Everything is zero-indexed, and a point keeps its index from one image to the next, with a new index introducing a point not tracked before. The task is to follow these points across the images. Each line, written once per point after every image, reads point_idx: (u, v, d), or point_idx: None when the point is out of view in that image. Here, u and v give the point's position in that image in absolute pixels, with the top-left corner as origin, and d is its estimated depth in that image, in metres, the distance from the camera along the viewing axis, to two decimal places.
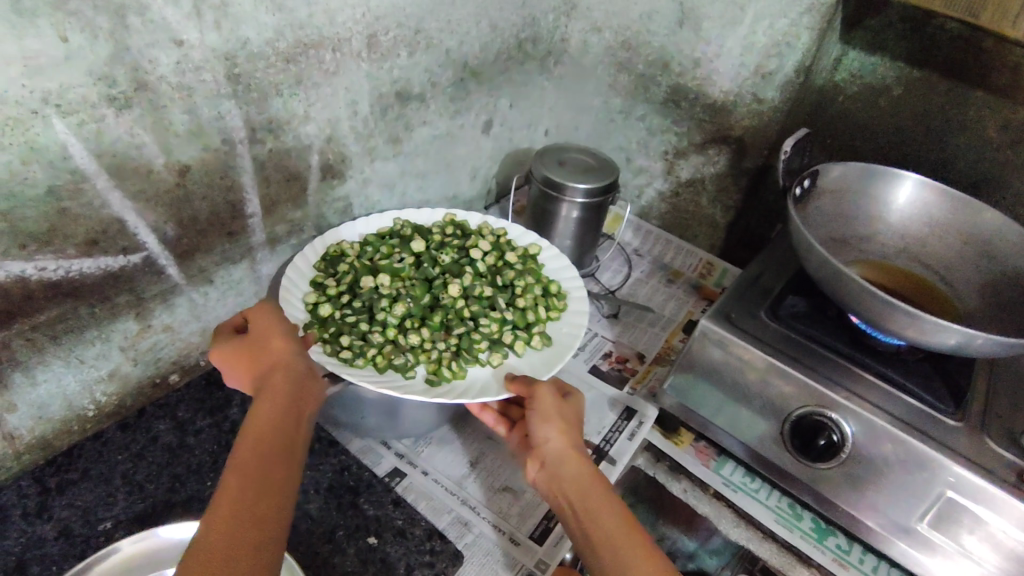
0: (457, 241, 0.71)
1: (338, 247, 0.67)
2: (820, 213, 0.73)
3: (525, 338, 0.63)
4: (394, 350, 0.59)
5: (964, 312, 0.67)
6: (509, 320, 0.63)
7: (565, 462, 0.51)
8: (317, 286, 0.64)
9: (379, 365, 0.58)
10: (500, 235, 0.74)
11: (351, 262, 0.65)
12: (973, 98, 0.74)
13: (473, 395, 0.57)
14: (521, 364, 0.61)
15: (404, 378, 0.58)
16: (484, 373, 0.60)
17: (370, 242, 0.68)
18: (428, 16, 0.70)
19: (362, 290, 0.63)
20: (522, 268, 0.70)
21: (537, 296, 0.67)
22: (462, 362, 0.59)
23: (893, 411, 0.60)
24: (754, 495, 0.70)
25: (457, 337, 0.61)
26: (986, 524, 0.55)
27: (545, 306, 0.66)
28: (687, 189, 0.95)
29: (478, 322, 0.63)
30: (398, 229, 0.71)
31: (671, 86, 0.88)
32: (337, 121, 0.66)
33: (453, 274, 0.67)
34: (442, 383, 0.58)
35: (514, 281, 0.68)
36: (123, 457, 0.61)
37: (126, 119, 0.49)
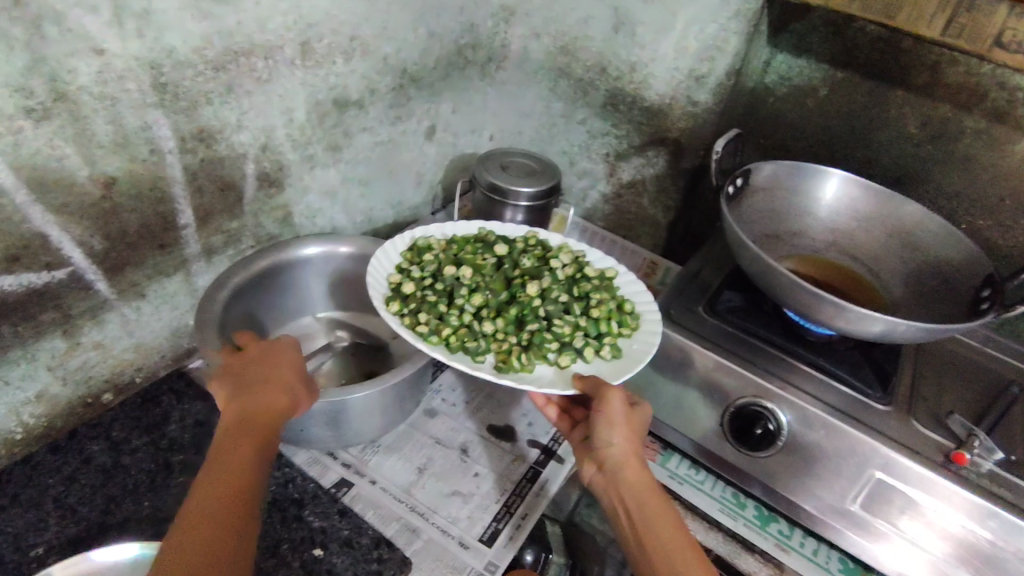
0: (539, 250, 0.72)
1: (426, 241, 0.70)
2: (753, 211, 0.75)
3: (595, 346, 0.61)
4: (468, 334, 0.61)
5: (890, 301, 0.70)
6: (582, 327, 0.63)
7: (628, 469, 0.54)
8: (402, 272, 0.67)
9: (451, 346, 0.59)
10: (580, 253, 0.73)
11: (437, 255, 0.68)
12: (895, 97, 0.77)
13: (540, 385, 0.57)
14: (587, 369, 0.60)
15: (473, 362, 0.59)
16: (550, 371, 0.60)
17: (456, 241, 0.71)
18: (363, 23, 0.70)
19: (445, 276, 0.66)
20: (601, 284, 0.68)
21: (611, 309, 0.65)
22: (531, 356, 0.60)
23: (824, 399, 0.62)
24: (699, 487, 0.72)
25: (529, 333, 0.62)
26: (916, 504, 0.58)
27: (618, 320, 0.64)
28: (629, 190, 0.97)
29: (553, 322, 0.63)
30: (482, 234, 0.73)
31: (609, 90, 0.90)
32: (272, 129, 0.66)
33: (533, 277, 0.68)
34: (509, 372, 0.58)
35: (592, 293, 0.67)
36: (54, 480, 0.58)
37: (45, 130, 0.48)
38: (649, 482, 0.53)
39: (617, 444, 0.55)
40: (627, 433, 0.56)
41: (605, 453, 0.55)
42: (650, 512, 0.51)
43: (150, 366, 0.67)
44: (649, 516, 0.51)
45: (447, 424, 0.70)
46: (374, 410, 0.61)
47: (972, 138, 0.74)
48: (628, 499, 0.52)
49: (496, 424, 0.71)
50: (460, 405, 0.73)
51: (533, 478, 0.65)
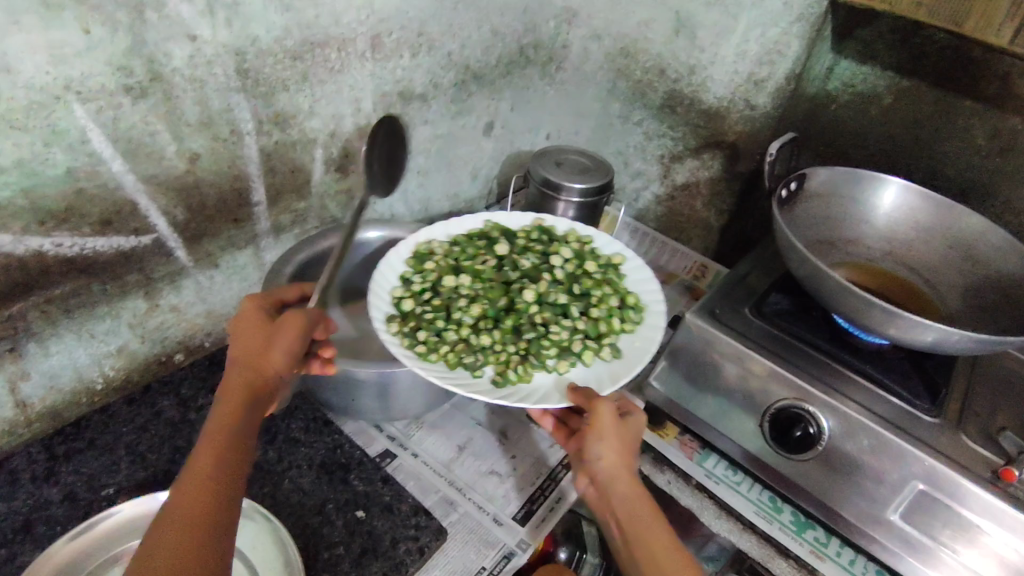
0: (539, 250, 0.72)
1: (427, 247, 0.70)
2: (806, 216, 0.75)
3: (594, 348, 0.61)
4: (465, 349, 0.60)
5: (947, 313, 0.68)
6: (581, 330, 0.62)
7: (617, 481, 0.54)
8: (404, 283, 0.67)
9: (450, 362, 0.59)
10: (584, 244, 0.73)
11: (437, 262, 0.68)
12: (964, 107, 0.75)
13: (535, 401, 0.56)
14: (586, 375, 0.60)
15: (472, 376, 0.58)
16: (547, 380, 0.59)
17: (457, 243, 0.71)
18: (430, 19, 0.73)
19: (444, 288, 0.65)
20: (600, 279, 0.68)
21: (611, 307, 0.65)
22: (528, 366, 0.59)
23: (871, 408, 0.61)
24: (736, 487, 0.71)
25: (527, 341, 0.61)
26: (959, 518, 0.57)
27: (618, 318, 0.64)
28: (683, 193, 0.98)
29: (550, 328, 0.62)
30: (485, 232, 0.73)
31: (667, 92, 0.91)
32: (341, 117, 0.70)
33: (532, 279, 0.68)
34: (507, 384, 0.58)
35: (591, 291, 0.66)
36: (127, 429, 0.63)
37: (141, 107, 0.53)
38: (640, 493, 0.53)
39: (605, 457, 0.55)
40: (617, 444, 0.55)
41: (598, 467, 0.55)
42: (642, 524, 0.51)
43: (218, 332, 0.72)
44: (640, 530, 0.50)
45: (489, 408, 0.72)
46: (420, 386, 0.64)
47: None
48: (620, 512, 0.52)
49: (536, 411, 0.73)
50: None
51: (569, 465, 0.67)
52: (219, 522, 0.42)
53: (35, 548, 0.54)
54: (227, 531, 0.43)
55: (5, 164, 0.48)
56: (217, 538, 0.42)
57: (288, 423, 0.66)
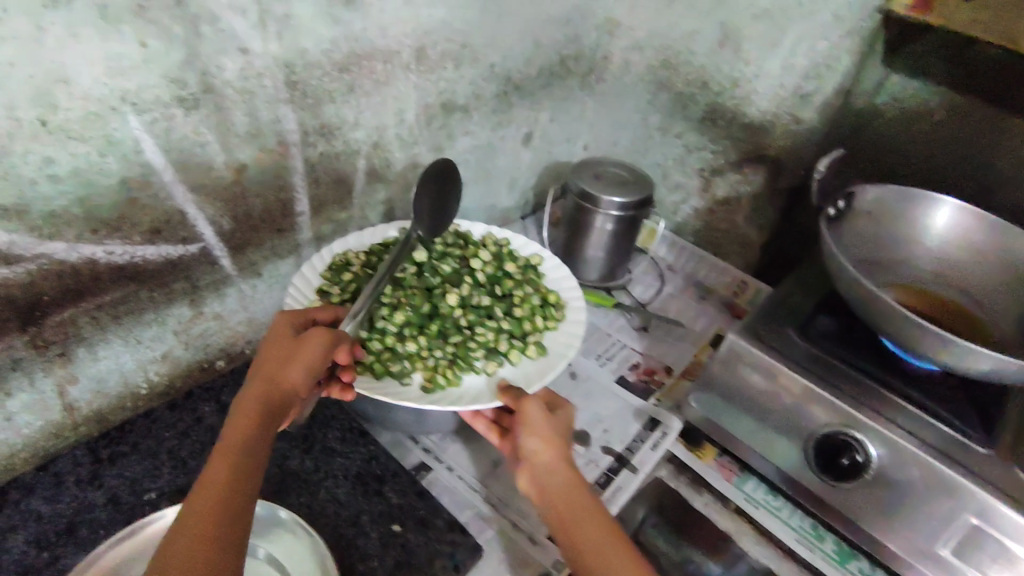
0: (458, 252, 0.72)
1: (344, 254, 0.68)
2: (854, 235, 0.73)
3: (520, 347, 0.63)
4: (391, 356, 0.59)
5: (1001, 339, 0.66)
6: (506, 329, 0.64)
7: (553, 472, 0.52)
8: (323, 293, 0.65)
9: (377, 371, 0.59)
10: (503, 244, 0.75)
11: (356, 270, 0.66)
12: (1017, 124, 0.72)
13: (465, 404, 0.57)
14: (513, 373, 0.61)
15: (400, 385, 0.58)
16: (477, 381, 0.60)
17: (375, 250, 0.69)
18: (474, 31, 0.73)
19: None
20: (522, 278, 0.70)
21: (534, 304, 0.67)
22: (457, 369, 0.60)
23: (922, 436, 0.59)
24: (777, 513, 0.70)
25: (454, 345, 0.62)
26: (1010, 554, 0.54)
27: (541, 315, 0.66)
28: (723, 208, 0.96)
29: (476, 330, 0.63)
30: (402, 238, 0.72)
31: (709, 105, 0.90)
32: (384, 128, 0.70)
33: (453, 283, 0.68)
34: (437, 391, 0.58)
35: (512, 291, 0.68)
36: (169, 434, 0.64)
37: (193, 118, 0.53)
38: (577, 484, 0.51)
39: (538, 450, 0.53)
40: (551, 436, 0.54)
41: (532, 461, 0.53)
42: (581, 514, 0.49)
43: (259, 340, 0.73)
44: (574, 514, 0.49)
45: None
46: None
47: None
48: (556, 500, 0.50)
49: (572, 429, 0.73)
50: None
51: (605, 484, 0.67)
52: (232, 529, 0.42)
53: (79, 551, 0.55)
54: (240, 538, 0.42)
55: (62, 173, 0.48)
56: (229, 545, 0.41)
57: (325, 433, 0.66)
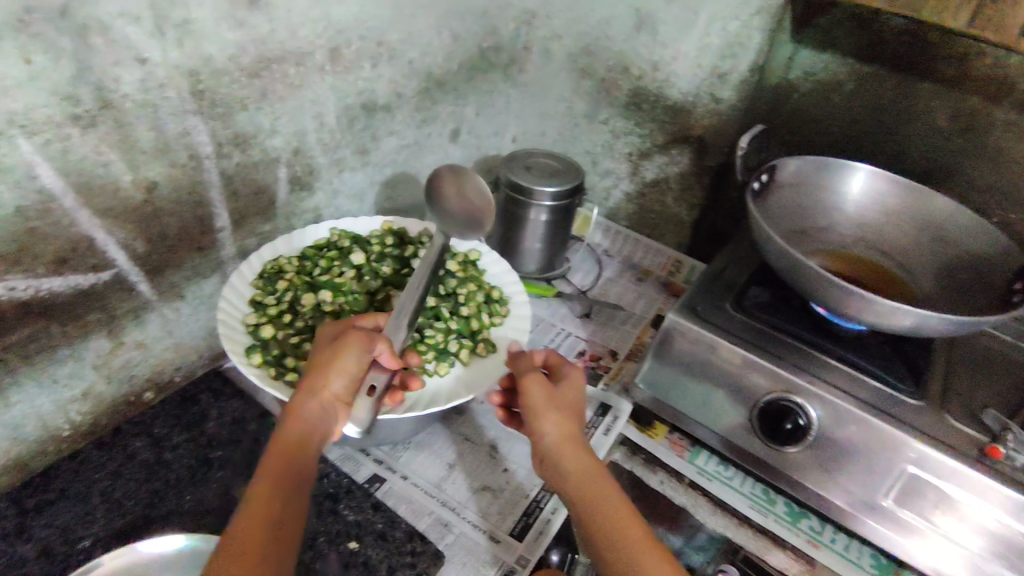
0: (396, 252, 0.69)
1: (276, 263, 0.64)
2: (779, 206, 0.75)
3: (470, 346, 0.62)
4: None
5: (920, 294, 0.70)
6: (454, 329, 0.63)
7: (566, 459, 0.50)
8: (256, 306, 0.61)
9: None
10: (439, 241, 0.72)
11: (291, 279, 0.63)
12: (923, 90, 0.76)
13: (421, 408, 0.57)
14: (465, 374, 0.61)
15: None
16: (430, 385, 0.59)
17: (308, 256, 0.66)
18: (390, 27, 0.71)
19: (304, 308, 0.61)
20: (464, 276, 0.68)
21: (480, 303, 0.66)
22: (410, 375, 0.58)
23: (856, 394, 0.62)
24: (729, 483, 0.72)
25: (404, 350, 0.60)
26: (950, 499, 0.58)
27: (487, 312, 0.66)
28: (652, 189, 0.98)
29: (424, 333, 0.62)
30: (335, 240, 0.69)
31: (631, 90, 0.91)
32: (304, 133, 0.67)
33: (395, 286, 0.65)
34: None
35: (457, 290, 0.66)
36: (101, 475, 0.60)
37: (92, 137, 0.50)
38: (592, 471, 0.49)
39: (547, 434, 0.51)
40: (558, 414, 0.52)
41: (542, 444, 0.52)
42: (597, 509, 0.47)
43: (189, 365, 0.69)
44: (594, 508, 0.47)
45: (475, 421, 0.71)
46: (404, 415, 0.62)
47: (1003, 130, 0.73)
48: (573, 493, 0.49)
49: None
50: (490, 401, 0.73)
51: None
52: (276, 543, 0.41)
53: None
54: (286, 555, 0.41)
55: None
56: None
57: None
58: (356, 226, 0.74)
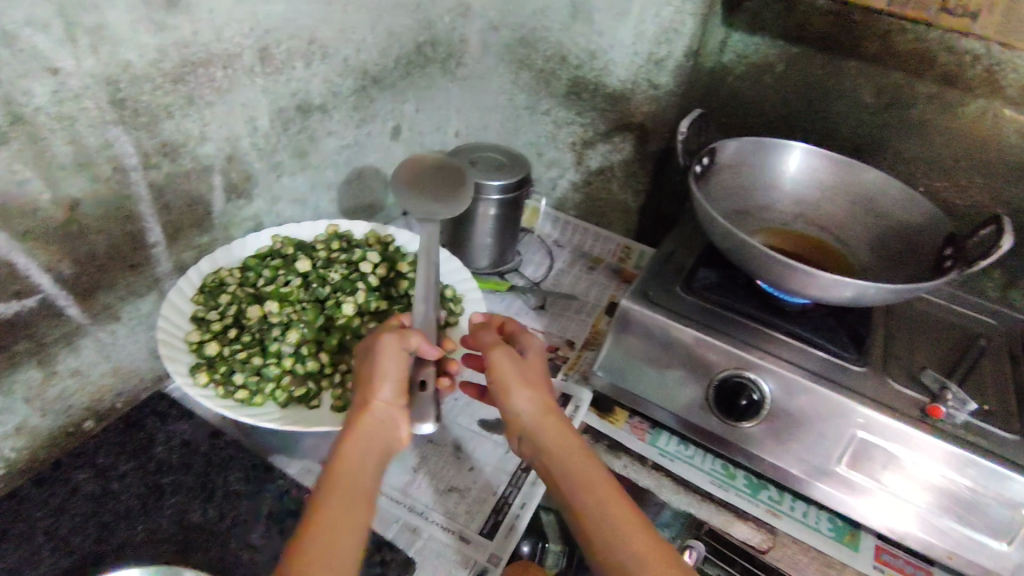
0: (343, 256, 0.67)
1: (216, 276, 0.62)
2: (720, 188, 0.77)
3: None
4: (294, 380, 0.55)
5: (858, 266, 0.73)
6: None
7: (543, 429, 0.52)
8: (199, 322, 0.59)
9: (281, 399, 0.54)
10: (387, 241, 0.70)
11: (234, 292, 0.60)
12: (850, 67, 0.79)
13: None
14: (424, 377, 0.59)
15: (309, 410, 0.54)
16: None
17: (250, 266, 0.63)
18: (321, 25, 0.69)
19: (251, 321, 0.59)
20: (416, 277, 0.67)
21: (433, 303, 0.65)
22: None
23: (805, 364, 0.65)
24: (690, 461, 0.73)
25: None
26: (897, 459, 0.61)
27: (441, 313, 0.65)
28: (598, 178, 0.98)
29: None
30: (278, 248, 0.67)
31: (570, 79, 0.91)
32: (237, 139, 0.65)
33: (345, 291, 0.63)
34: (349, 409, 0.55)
35: (409, 291, 0.65)
36: (42, 512, 0.56)
37: (3, 155, 0.46)
38: (568, 435, 0.52)
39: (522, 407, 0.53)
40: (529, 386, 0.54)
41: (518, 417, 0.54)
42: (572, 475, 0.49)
43: (130, 389, 0.66)
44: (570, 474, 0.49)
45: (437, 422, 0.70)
46: None
47: (926, 103, 0.77)
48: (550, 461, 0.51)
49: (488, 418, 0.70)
50: (450, 401, 0.72)
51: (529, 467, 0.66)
52: (341, 532, 0.43)
53: None
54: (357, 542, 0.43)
55: None
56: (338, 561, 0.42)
57: (224, 476, 0.60)
58: (299, 232, 0.71)
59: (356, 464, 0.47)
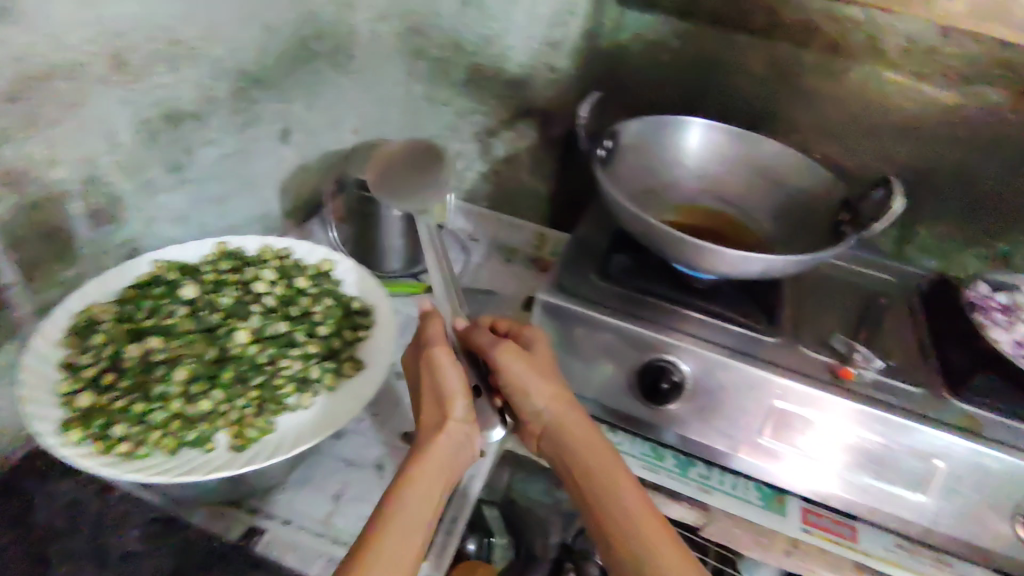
0: (234, 277, 0.62)
1: (87, 314, 0.56)
2: (627, 170, 0.76)
3: (334, 368, 0.57)
4: (183, 423, 0.50)
5: (763, 237, 0.74)
6: (313, 354, 0.57)
7: (571, 437, 0.57)
8: (69, 369, 0.52)
9: (170, 446, 0.49)
10: (283, 255, 0.66)
11: (108, 330, 0.54)
12: (741, 41, 0.79)
13: (287, 451, 0.50)
14: (333, 400, 0.55)
15: (204, 453, 0.49)
16: (295, 421, 0.53)
17: (126, 299, 0.57)
18: (185, 25, 0.63)
19: (130, 360, 0.53)
20: (317, 292, 0.62)
21: (338, 319, 0.60)
22: (267, 415, 0.52)
23: (721, 341, 0.65)
24: (620, 448, 0.72)
25: (257, 389, 0.53)
26: (814, 425, 0.62)
27: (348, 327, 0.60)
28: (506, 167, 0.96)
29: (280, 364, 0.56)
30: (158, 273, 0.61)
31: (468, 67, 0.88)
32: (96, 158, 0.58)
33: (238, 316, 0.58)
34: (249, 447, 0.50)
35: (311, 308, 0.61)
36: None
37: None
38: (590, 440, 0.57)
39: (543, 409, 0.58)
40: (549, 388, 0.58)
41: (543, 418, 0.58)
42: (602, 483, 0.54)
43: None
44: (602, 482, 0.54)
45: (358, 442, 0.66)
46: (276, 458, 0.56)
47: (813, 71, 0.78)
48: (581, 463, 0.55)
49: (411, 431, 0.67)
50: (369, 418, 0.68)
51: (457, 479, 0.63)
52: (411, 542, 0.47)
53: None
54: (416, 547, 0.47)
55: None
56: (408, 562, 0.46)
57: (120, 534, 0.55)
58: (183, 253, 0.65)
59: (427, 476, 0.52)
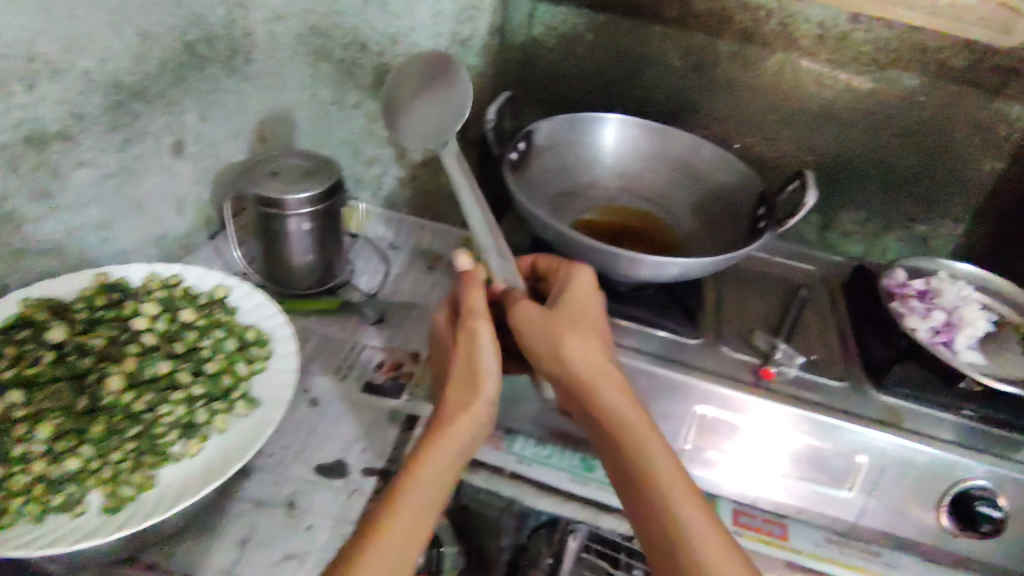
0: (112, 313, 0.57)
1: None
2: (542, 172, 0.73)
3: (224, 408, 0.53)
4: (48, 485, 0.46)
5: (684, 235, 0.72)
6: (201, 395, 0.54)
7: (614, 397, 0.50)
8: None
9: (32, 513, 0.45)
10: (171, 284, 0.61)
11: None
12: (655, 32, 0.77)
13: (167, 508, 0.47)
14: (223, 444, 0.52)
15: (73, 518, 0.46)
16: (180, 471, 0.50)
17: None
18: (40, 36, 0.57)
19: None
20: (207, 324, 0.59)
21: (230, 354, 0.57)
22: (147, 469, 0.48)
23: (643, 347, 0.64)
24: (548, 462, 0.67)
25: (135, 440, 0.50)
26: (737, 429, 0.60)
27: (242, 362, 0.57)
28: (424, 170, 0.92)
29: (161, 409, 0.52)
30: (23, 314, 0.56)
31: (374, 68, 0.84)
32: None
33: (116, 357, 0.54)
34: (124, 506, 0.47)
35: (200, 343, 0.57)
36: None
37: None
38: (630, 409, 0.50)
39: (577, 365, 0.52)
40: (586, 345, 0.52)
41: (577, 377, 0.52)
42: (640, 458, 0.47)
43: None
44: (642, 457, 0.47)
45: (267, 480, 0.61)
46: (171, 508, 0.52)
47: (729, 61, 0.77)
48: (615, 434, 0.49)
49: (324, 462, 0.63)
50: (279, 451, 0.64)
51: None
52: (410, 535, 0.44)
53: None
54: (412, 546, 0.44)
55: None
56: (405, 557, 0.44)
57: None
58: (56, 287, 0.60)
59: (436, 459, 0.48)
